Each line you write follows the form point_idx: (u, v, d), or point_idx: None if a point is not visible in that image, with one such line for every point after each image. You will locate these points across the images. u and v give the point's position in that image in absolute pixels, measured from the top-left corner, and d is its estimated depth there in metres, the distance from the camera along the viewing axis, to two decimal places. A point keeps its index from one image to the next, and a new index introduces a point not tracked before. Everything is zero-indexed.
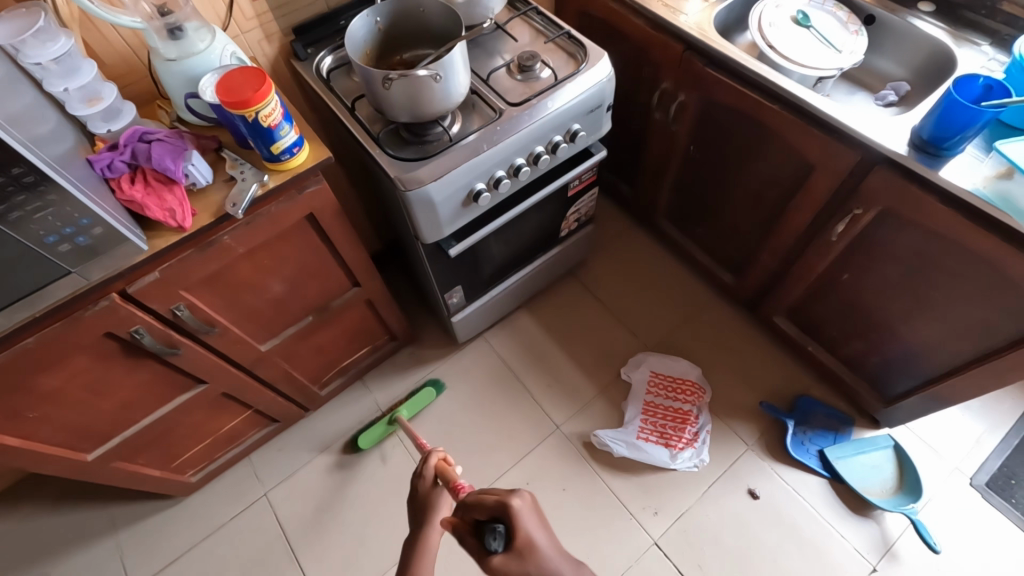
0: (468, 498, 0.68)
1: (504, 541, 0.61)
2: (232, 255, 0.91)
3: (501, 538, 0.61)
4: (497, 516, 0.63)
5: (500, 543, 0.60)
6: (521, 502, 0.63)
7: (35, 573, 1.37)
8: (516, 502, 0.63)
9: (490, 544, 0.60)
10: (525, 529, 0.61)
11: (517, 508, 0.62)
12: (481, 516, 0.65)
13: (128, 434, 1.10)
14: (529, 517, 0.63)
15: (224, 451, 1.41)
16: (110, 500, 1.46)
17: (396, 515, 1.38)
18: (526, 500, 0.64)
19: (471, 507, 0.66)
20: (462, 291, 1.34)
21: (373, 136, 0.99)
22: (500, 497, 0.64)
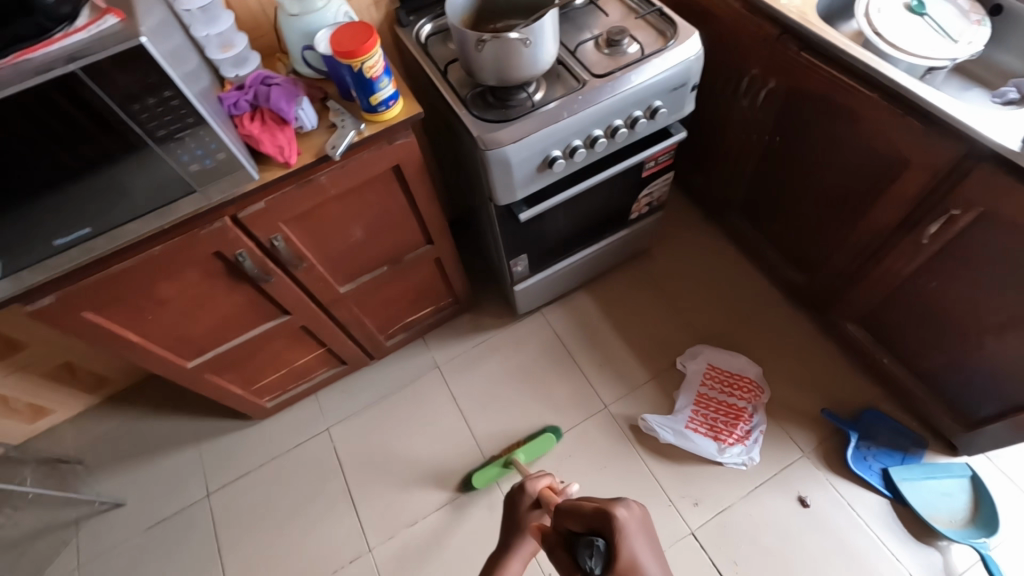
0: (566, 507, 0.66)
1: (604, 559, 0.58)
2: (326, 195, 1.01)
3: (601, 555, 0.58)
4: (597, 530, 0.61)
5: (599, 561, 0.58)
6: (622, 516, 0.60)
7: (133, 465, 1.58)
8: (618, 515, 0.60)
9: (587, 560, 0.58)
10: (629, 548, 0.58)
11: (620, 522, 0.59)
12: (581, 527, 0.63)
13: (222, 349, 1.24)
14: (633, 534, 0.60)
15: (296, 384, 1.56)
16: (198, 413, 1.64)
17: (485, 530, 1.39)
18: (629, 514, 0.61)
19: (566, 517, 0.65)
20: (526, 260, 1.38)
21: (460, 98, 1.05)
22: (602, 510, 0.61)
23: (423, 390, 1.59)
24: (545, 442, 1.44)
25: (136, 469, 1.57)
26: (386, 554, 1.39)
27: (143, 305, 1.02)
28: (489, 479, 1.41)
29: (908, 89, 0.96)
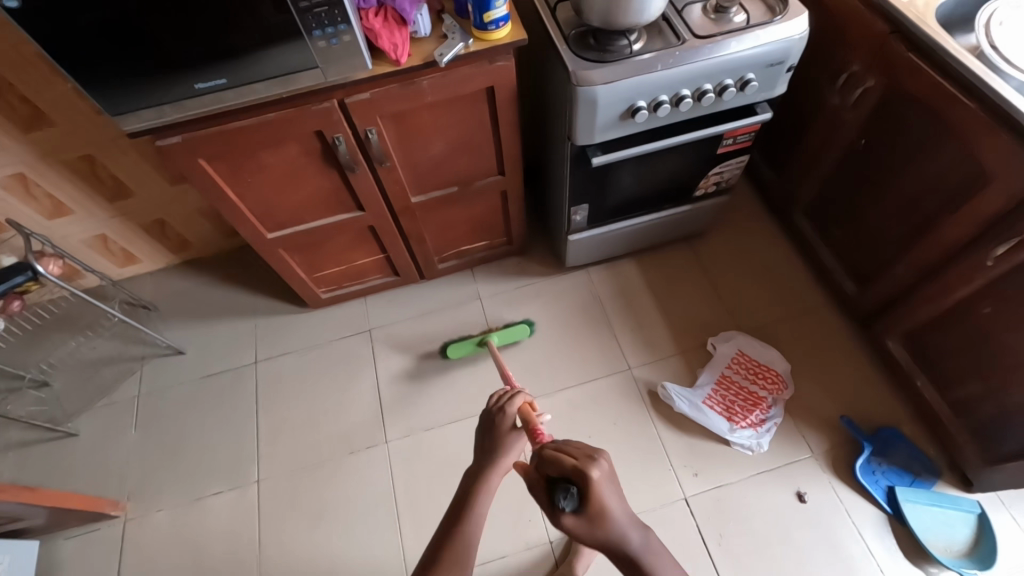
0: (544, 453, 0.70)
1: (575, 502, 0.65)
2: (423, 100, 1.10)
3: (573, 498, 0.65)
4: (569, 479, 0.66)
5: (573, 504, 0.64)
6: (597, 472, 0.66)
7: (195, 322, 1.74)
8: (593, 475, 0.65)
9: (561, 504, 0.64)
10: (602, 498, 0.65)
11: (593, 478, 0.65)
12: (556, 473, 0.67)
13: (298, 229, 1.36)
14: (604, 489, 0.66)
15: (351, 283, 1.68)
16: (257, 291, 1.78)
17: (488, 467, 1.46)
18: (601, 471, 0.67)
19: (545, 462, 0.69)
20: (587, 211, 1.43)
21: (564, 35, 1.11)
22: (577, 462, 0.67)
23: (461, 316, 1.69)
24: (521, 332, 1.60)
25: (197, 327, 1.74)
26: (399, 449, 1.50)
27: (247, 166, 1.15)
28: (461, 351, 1.57)
29: (1009, 101, 0.95)
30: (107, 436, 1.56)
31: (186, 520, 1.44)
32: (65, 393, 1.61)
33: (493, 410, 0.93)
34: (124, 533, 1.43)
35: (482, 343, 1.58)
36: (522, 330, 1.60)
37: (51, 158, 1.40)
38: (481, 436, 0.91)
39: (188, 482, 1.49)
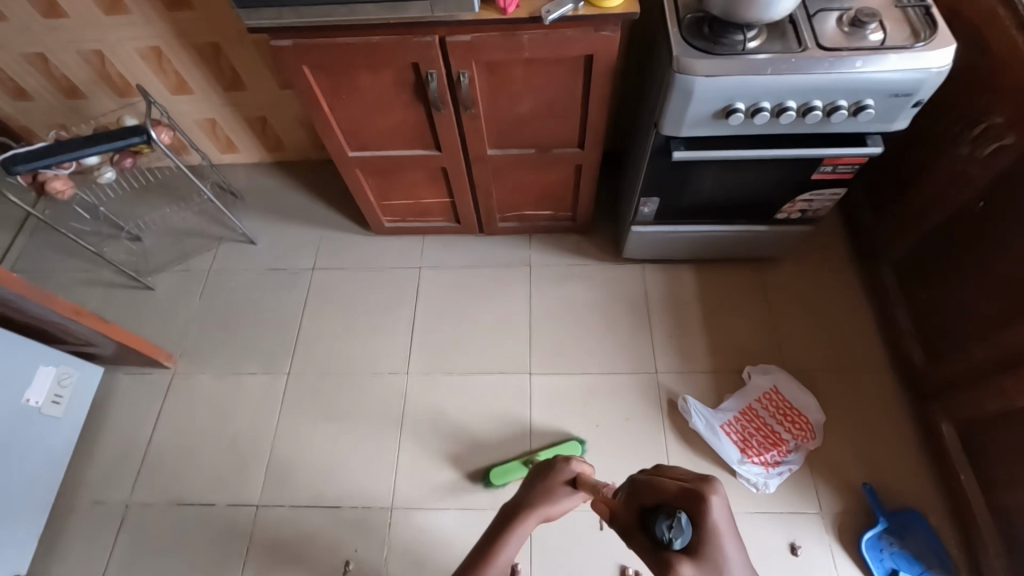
0: (639, 483, 0.60)
1: (686, 536, 0.53)
2: (520, 54, 1.11)
3: (685, 529, 0.53)
4: (675, 510, 0.55)
5: (684, 536, 0.53)
6: (708, 501, 0.55)
7: (270, 219, 1.88)
8: (707, 503, 0.55)
9: (668, 536, 0.52)
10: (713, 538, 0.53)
11: (704, 508, 0.54)
12: (659, 504, 0.57)
13: (377, 154, 1.42)
14: (717, 524, 0.54)
15: (414, 219, 1.74)
16: (330, 205, 1.89)
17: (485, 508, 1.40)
18: (714, 501, 0.55)
19: (642, 493, 0.59)
20: (656, 205, 1.40)
21: (678, 17, 1.06)
22: (686, 489, 0.56)
23: (508, 277, 1.72)
24: (573, 450, 1.43)
25: (271, 223, 1.87)
26: (417, 384, 1.57)
27: (344, 83, 1.21)
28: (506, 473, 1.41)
29: None
30: (175, 297, 1.74)
31: (222, 388, 1.60)
32: (151, 251, 1.80)
33: (549, 467, 0.89)
34: (170, 383, 1.61)
35: (528, 463, 1.42)
36: (573, 447, 1.43)
37: (183, 38, 1.52)
38: (529, 489, 0.87)
39: (231, 357, 1.64)
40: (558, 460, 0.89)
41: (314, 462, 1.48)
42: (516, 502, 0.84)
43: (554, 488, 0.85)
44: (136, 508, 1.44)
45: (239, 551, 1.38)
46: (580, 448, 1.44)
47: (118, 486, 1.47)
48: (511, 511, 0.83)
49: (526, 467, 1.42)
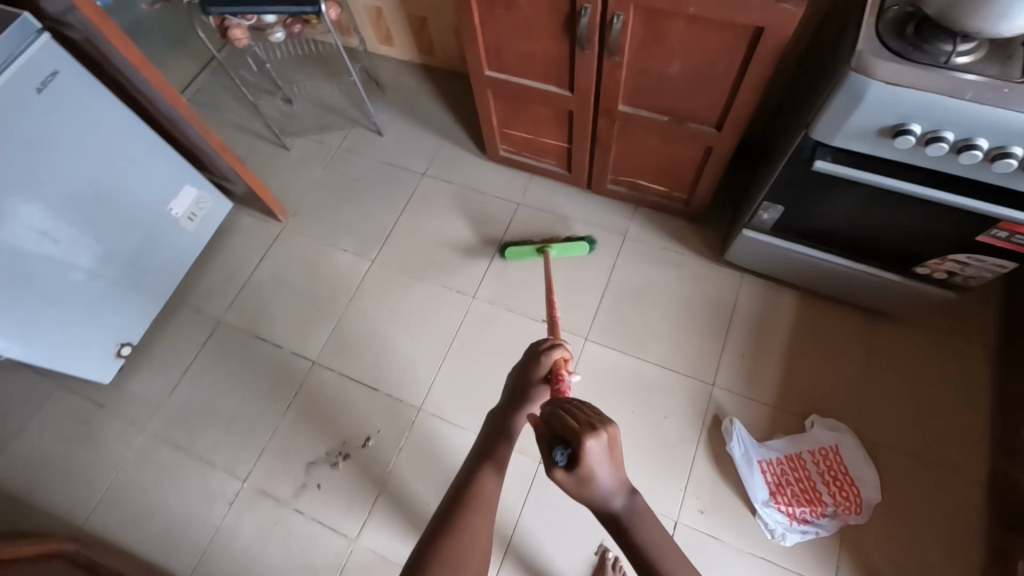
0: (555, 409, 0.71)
1: (568, 458, 0.65)
2: (685, 8, 1.02)
3: (568, 454, 0.65)
4: (566, 438, 0.66)
5: (567, 460, 0.65)
6: (591, 440, 0.65)
7: (401, 117, 1.97)
8: (586, 443, 0.64)
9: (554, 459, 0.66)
10: (588, 464, 0.64)
11: (585, 445, 0.65)
12: (559, 428, 0.68)
13: (511, 79, 1.42)
14: (595, 457, 0.65)
15: (528, 155, 1.73)
16: (458, 119, 1.94)
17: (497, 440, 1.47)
18: (597, 440, 0.65)
19: (552, 418, 0.70)
20: (778, 215, 1.27)
21: (881, 7, 0.91)
22: (578, 426, 0.66)
23: (598, 240, 1.68)
24: (580, 248, 1.62)
25: (401, 121, 1.96)
26: (478, 309, 1.63)
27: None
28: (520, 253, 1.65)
29: None
30: (303, 163, 1.92)
31: (316, 253, 1.77)
32: (296, 115, 1.98)
33: (532, 367, 0.96)
34: (278, 235, 1.81)
35: (540, 251, 1.63)
36: (581, 246, 1.61)
37: None
38: (509, 390, 0.96)
39: (331, 230, 1.80)
40: (536, 355, 0.97)
41: (369, 344, 1.61)
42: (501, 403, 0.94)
43: (530, 388, 0.93)
44: (223, 328, 1.68)
45: (288, 393, 1.57)
46: (587, 248, 1.62)
47: (216, 305, 1.72)
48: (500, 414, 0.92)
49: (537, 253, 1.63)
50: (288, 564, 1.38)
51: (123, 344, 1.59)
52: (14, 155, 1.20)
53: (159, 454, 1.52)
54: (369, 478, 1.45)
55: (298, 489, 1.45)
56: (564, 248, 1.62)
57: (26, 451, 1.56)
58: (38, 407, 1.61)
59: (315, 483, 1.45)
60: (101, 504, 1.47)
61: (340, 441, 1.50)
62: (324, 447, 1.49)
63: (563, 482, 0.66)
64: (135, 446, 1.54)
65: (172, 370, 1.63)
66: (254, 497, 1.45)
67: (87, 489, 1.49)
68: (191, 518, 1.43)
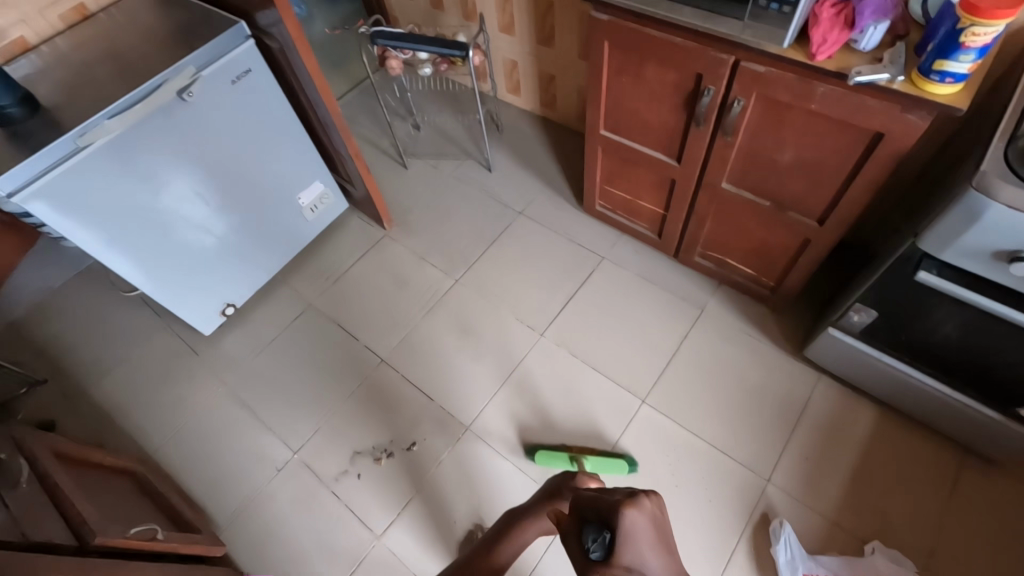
0: (583, 493, 0.53)
1: (609, 547, 0.47)
2: (805, 104, 1.07)
3: (609, 542, 0.47)
4: (599, 518, 0.49)
5: (607, 552, 0.46)
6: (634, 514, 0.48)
7: (512, 158, 2.13)
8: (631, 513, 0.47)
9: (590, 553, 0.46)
10: (634, 550, 0.46)
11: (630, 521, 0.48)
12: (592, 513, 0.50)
13: (623, 141, 1.51)
14: (640, 537, 0.47)
15: (622, 214, 1.81)
16: (563, 170, 2.06)
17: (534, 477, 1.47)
18: (640, 513, 0.49)
19: (582, 501, 0.52)
20: (870, 319, 1.24)
21: (1013, 134, 0.90)
22: (616, 496, 0.50)
23: (675, 309, 1.69)
24: (617, 468, 1.42)
25: (511, 161, 2.12)
26: (542, 348, 1.68)
27: (629, 69, 1.31)
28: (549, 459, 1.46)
29: None
30: (416, 182, 2.11)
31: (408, 263, 1.91)
32: (421, 140, 2.21)
33: (563, 479, 0.71)
34: (380, 240, 1.99)
35: (574, 462, 1.44)
36: (620, 465, 1.42)
37: None
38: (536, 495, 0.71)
39: (426, 245, 1.95)
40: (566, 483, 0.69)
41: (435, 356, 1.70)
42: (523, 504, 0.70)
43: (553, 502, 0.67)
44: (312, 310, 1.85)
45: (353, 382, 1.68)
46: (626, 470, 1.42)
47: (312, 289, 1.90)
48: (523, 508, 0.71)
49: (570, 464, 1.44)
50: (314, 543, 1.43)
51: (228, 305, 1.79)
52: (200, 128, 1.45)
53: (230, 408, 1.66)
54: (405, 482, 1.49)
55: (340, 474, 1.52)
56: (602, 464, 1.43)
57: (126, 378, 1.76)
58: (147, 343, 1.83)
59: (355, 472, 1.52)
60: (172, 440, 1.62)
61: (387, 439, 1.56)
62: (372, 441, 1.56)
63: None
64: (213, 396, 1.69)
65: (261, 338, 1.81)
66: (299, 471, 1.53)
67: (164, 423, 1.66)
68: (241, 475, 1.54)
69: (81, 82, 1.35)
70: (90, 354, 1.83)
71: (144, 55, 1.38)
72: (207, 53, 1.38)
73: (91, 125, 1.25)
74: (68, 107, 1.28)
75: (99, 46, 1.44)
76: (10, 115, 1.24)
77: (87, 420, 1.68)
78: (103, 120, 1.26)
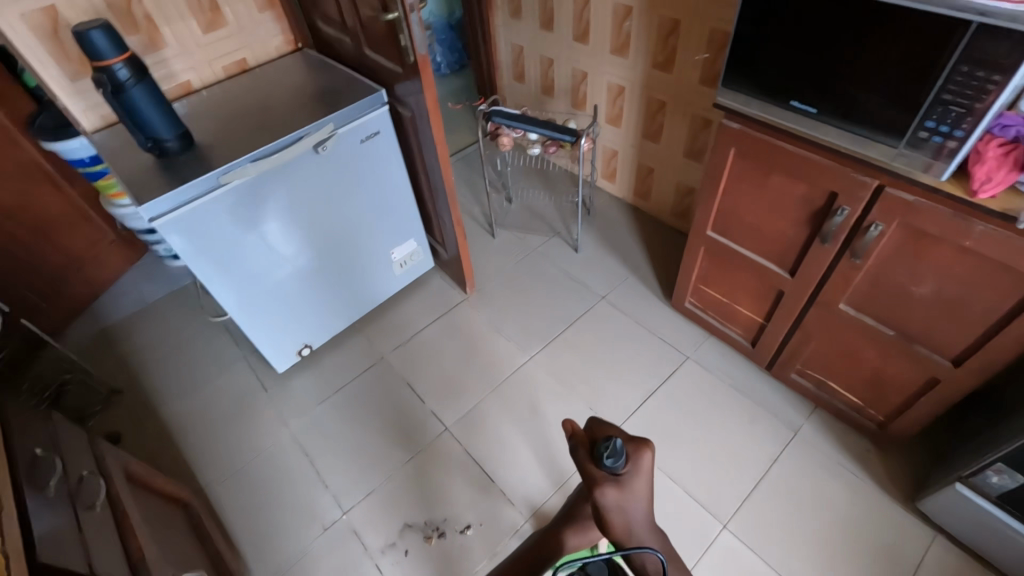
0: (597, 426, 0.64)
1: (618, 463, 0.58)
2: (958, 240, 1.00)
3: (622, 457, 0.58)
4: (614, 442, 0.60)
5: (616, 462, 0.58)
6: (644, 456, 0.60)
7: (600, 242, 2.14)
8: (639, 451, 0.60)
9: (605, 459, 0.57)
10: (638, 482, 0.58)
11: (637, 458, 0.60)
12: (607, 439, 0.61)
13: (730, 245, 1.48)
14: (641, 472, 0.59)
15: (713, 316, 1.74)
16: (651, 261, 2.04)
17: None
18: (646, 457, 0.60)
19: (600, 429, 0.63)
20: (1012, 482, 1.09)
21: None
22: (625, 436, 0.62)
23: (763, 427, 1.58)
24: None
25: (599, 245, 2.12)
26: None
27: (752, 177, 1.30)
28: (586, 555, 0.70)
29: None
30: (502, 252, 2.14)
31: (485, 330, 1.90)
32: (512, 213, 2.27)
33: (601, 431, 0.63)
34: (459, 303, 2.00)
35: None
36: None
37: (645, 88, 1.85)
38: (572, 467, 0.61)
39: (504, 315, 1.94)
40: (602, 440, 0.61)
41: (501, 434, 1.62)
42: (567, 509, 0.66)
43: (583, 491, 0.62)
44: (384, 363, 1.84)
45: (414, 447, 1.62)
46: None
47: (387, 343, 1.90)
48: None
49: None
50: None
51: (304, 346, 1.81)
52: (325, 178, 1.53)
53: (289, 454, 1.63)
54: (454, 569, 1.38)
55: (387, 546, 1.43)
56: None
57: (197, 401, 1.79)
58: (220, 372, 1.87)
59: (403, 547, 1.42)
60: (225, 477, 1.60)
61: (440, 517, 1.47)
62: (426, 516, 1.48)
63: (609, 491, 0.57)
64: (274, 437, 1.68)
65: (330, 384, 1.80)
66: (346, 534, 1.46)
67: (221, 458, 1.64)
68: (290, 526, 1.48)
69: (231, 126, 1.47)
70: (167, 373, 1.88)
71: (290, 108, 1.51)
72: (346, 114, 1.48)
73: (234, 166, 1.34)
74: (217, 148, 1.39)
75: (251, 97, 1.58)
76: (167, 148, 1.34)
77: (150, 439, 1.69)
78: (246, 163, 1.35)
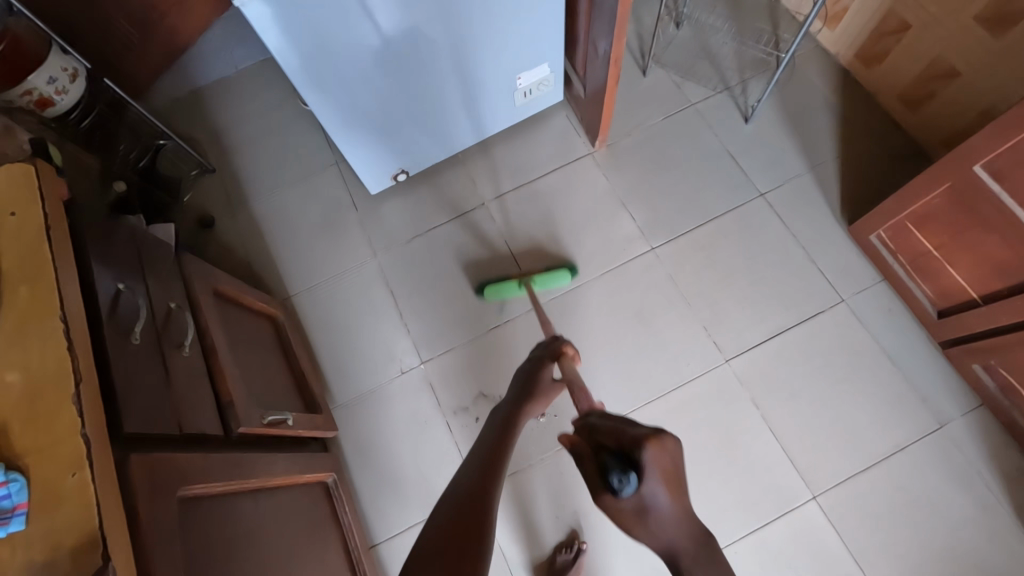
0: (599, 425, 0.56)
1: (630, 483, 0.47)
2: None
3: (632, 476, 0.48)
4: (626, 458, 0.50)
5: (630, 484, 0.48)
6: (649, 452, 0.49)
7: (783, 116, 1.61)
8: (648, 453, 0.49)
9: (616, 485, 0.48)
10: (652, 480, 0.48)
11: (642, 459, 0.49)
12: (614, 447, 0.52)
13: (1001, 197, 1.05)
14: (660, 470, 0.49)
15: (903, 263, 1.35)
16: (842, 160, 1.55)
17: None
18: (664, 450, 0.50)
19: (600, 432, 0.55)
20: None
21: None
22: (635, 434, 0.51)
23: (905, 406, 1.33)
24: (561, 279, 1.49)
25: (780, 120, 1.61)
26: (722, 376, 1.40)
27: None
28: (501, 291, 1.48)
29: None
30: (651, 99, 1.67)
31: (594, 253, 1.53)
32: (677, 46, 1.71)
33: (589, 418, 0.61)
34: (582, 157, 1.65)
35: (522, 286, 1.47)
36: (563, 276, 1.48)
37: None
38: (518, 379, 0.83)
39: (632, 187, 1.59)
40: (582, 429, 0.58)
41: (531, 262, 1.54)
42: (515, 391, 0.80)
43: (540, 381, 0.81)
44: (484, 211, 1.61)
45: (500, 316, 1.50)
46: (569, 278, 1.49)
47: (490, 187, 1.64)
48: (488, 434, 0.72)
49: (518, 289, 1.48)
50: (415, 463, 1.40)
51: (401, 172, 1.59)
52: None
53: (374, 288, 1.56)
54: (520, 450, 1.38)
55: (458, 409, 1.43)
56: (546, 280, 1.48)
57: (286, 203, 1.68)
58: (310, 175, 1.71)
59: (474, 414, 1.42)
60: (310, 292, 1.57)
61: None
62: (501, 391, 1.43)
63: (625, 514, 0.48)
64: (361, 265, 1.59)
65: (422, 220, 1.62)
66: (421, 386, 1.46)
67: (307, 272, 1.59)
68: (370, 361, 1.49)
69: None
70: (255, 162, 1.74)
71: None
72: None
73: None
74: None
75: None
76: None
77: (241, 233, 1.64)
78: None
